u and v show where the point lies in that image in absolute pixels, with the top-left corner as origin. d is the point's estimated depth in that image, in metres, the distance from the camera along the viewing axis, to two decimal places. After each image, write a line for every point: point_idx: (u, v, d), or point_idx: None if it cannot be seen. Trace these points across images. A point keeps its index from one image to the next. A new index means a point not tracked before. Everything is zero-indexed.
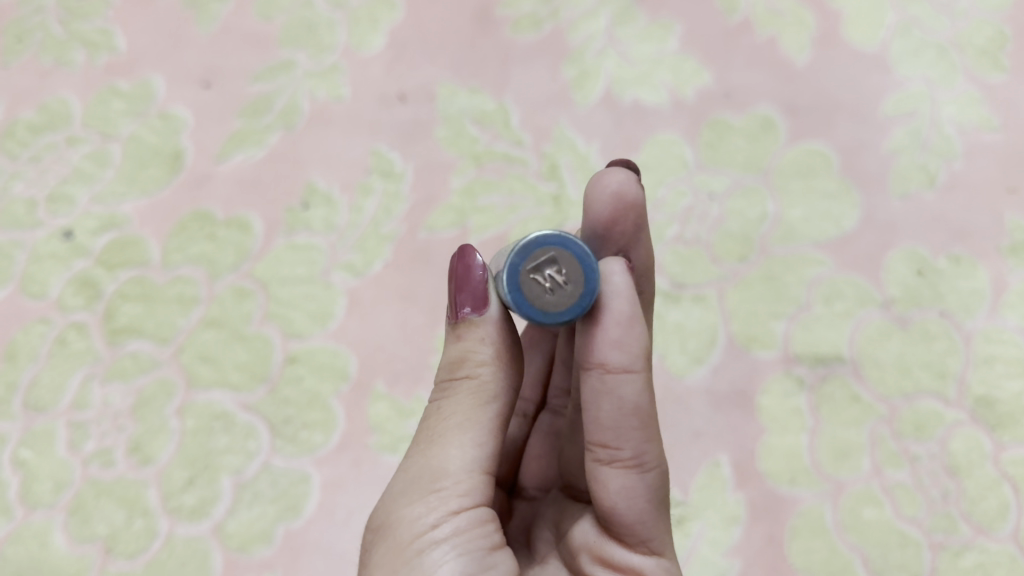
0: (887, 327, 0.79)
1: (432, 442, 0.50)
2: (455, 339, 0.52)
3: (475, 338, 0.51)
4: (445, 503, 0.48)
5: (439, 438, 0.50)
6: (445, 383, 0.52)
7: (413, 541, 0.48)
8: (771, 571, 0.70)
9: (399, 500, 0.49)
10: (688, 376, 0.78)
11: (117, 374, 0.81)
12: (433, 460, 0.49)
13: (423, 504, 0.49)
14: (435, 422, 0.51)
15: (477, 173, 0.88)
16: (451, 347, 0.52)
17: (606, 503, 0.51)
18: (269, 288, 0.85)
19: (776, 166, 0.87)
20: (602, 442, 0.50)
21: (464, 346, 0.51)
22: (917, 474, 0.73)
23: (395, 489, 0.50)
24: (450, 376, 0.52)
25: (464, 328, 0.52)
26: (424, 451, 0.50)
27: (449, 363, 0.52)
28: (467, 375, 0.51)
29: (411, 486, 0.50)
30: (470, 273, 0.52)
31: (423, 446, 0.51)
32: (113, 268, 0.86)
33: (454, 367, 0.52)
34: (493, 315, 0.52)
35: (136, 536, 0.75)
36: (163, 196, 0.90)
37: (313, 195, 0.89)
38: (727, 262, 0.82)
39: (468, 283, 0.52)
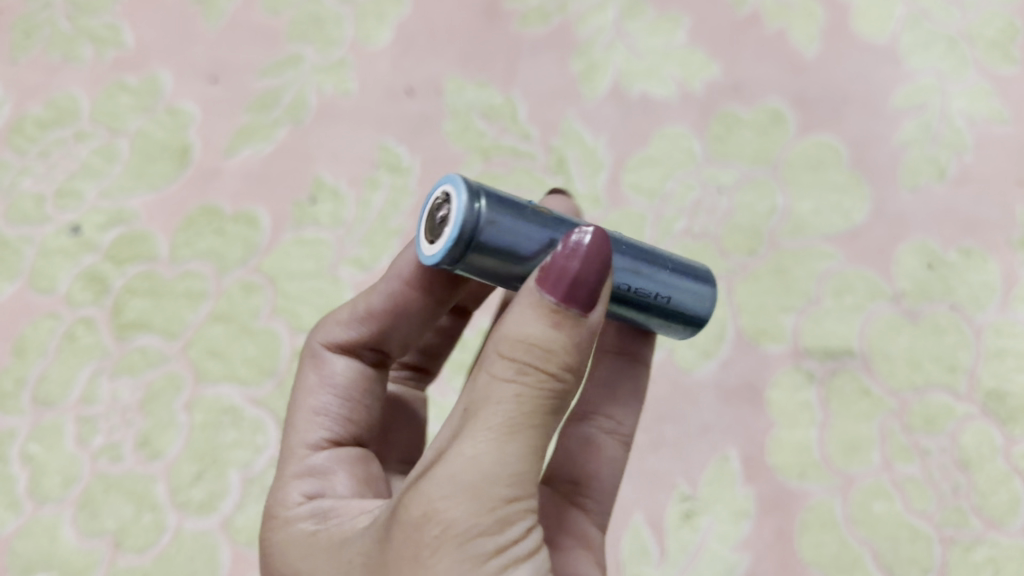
0: (897, 320, 0.79)
1: (504, 437, 0.40)
2: (546, 322, 0.41)
3: (569, 333, 0.41)
4: (517, 522, 0.40)
5: (512, 438, 0.40)
6: (519, 370, 0.40)
7: (486, 562, 0.39)
8: (781, 565, 0.70)
9: (457, 504, 0.39)
10: (697, 370, 0.77)
11: (126, 368, 0.82)
12: (508, 465, 0.40)
13: (494, 519, 0.39)
14: (506, 420, 0.40)
15: (484, 166, 0.88)
16: (529, 322, 0.41)
17: (595, 470, 0.56)
18: (277, 282, 0.85)
19: (785, 159, 0.86)
20: (608, 412, 0.59)
21: (559, 335, 0.41)
22: (928, 469, 0.73)
23: (452, 499, 0.39)
24: (531, 360, 0.40)
25: (564, 315, 0.41)
26: (491, 453, 0.39)
27: (522, 340, 0.40)
28: (553, 373, 0.40)
29: (476, 495, 0.39)
30: (585, 254, 0.42)
31: (491, 448, 0.40)
32: (122, 263, 0.86)
33: (538, 354, 0.40)
34: (595, 322, 0.42)
35: (145, 530, 0.75)
36: (171, 191, 0.90)
37: (320, 189, 0.89)
38: (736, 255, 0.82)
39: (589, 273, 0.42)
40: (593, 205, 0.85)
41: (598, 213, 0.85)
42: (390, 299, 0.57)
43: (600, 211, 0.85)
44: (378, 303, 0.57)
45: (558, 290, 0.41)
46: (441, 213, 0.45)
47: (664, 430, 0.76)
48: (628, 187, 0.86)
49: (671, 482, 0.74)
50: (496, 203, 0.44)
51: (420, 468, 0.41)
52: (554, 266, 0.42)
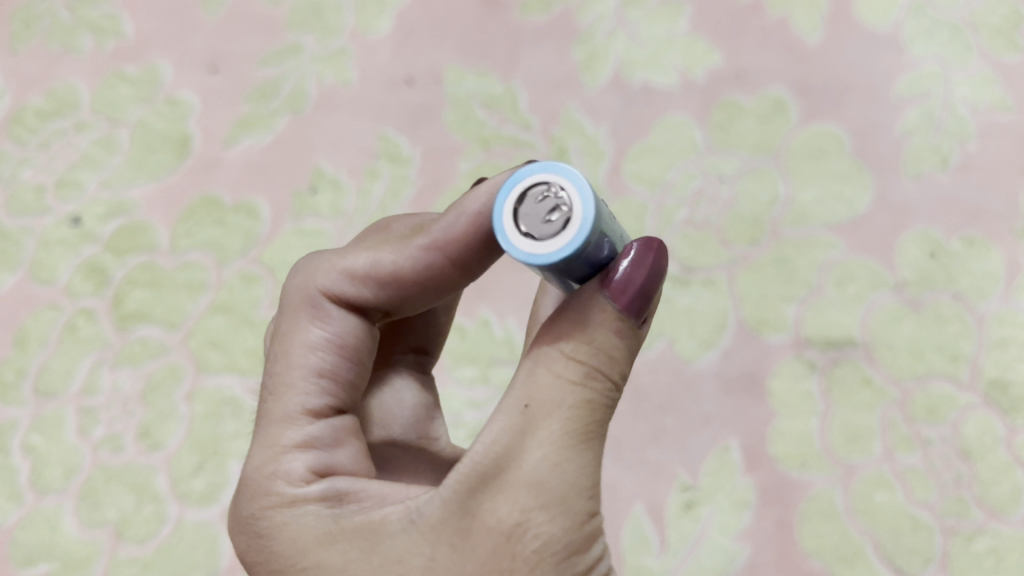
0: (899, 310, 0.78)
1: (581, 447, 0.42)
2: (611, 331, 0.43)
3: (626, 345, 0.44)
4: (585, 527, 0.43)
5: (586, 448, 0.42)
6: (587, 376, 0.42)
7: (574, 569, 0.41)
8: (781, 556, 0.70)
9: (546, 513, 0.41)
10: (698, 360, 0.77)
11: (127, 359, 0.82)
12: (588, 468, 0.42)
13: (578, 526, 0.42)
14: (579, 423, 0.42)
15: (485, 156, 0.88)
16: (596, 331, 0.43)
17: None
18: (277, 273, 0.84)
19: (788, 148, 0.86)
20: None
21: (619, 345, 0.43)
22: (929, 459, 0.73)
23: (543, 503, 0.41)
24: (601, 367, 0.43)
25: (626, 327, 0.43)
26: (573, 462, 0.41)
27: (593, 347, 0.43)
28: (611, 382, 0.43)
29: (562, 504, 0.41)
30: (649, 276, 0.43)
31: (571, 453, 0.41)
32: (122, 254, 0.86)
33: (604, 361, 0.43)
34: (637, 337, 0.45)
35: (146, 521, 0.75)
36: (171, 181, 0.90)
37: (320, 180, 0.88)
38: (737, 245, 0.82)
39: (653, 288, 0.44)
40: (593, 194, 0.85)
41: None
42: (423, 271, 0.53)
43: (601, 201, 0.85)
44: (411, 272, 0.53)
45: (622, 303, 0.43)
46: (548, 213, 0.41)
47: (664, 421, 0.76)
48: (629, 177, 0.86)
49: (672, 472, 0.74)
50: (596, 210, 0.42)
51: (478, 471, 0.42)
52: (627, 280, 0.43)
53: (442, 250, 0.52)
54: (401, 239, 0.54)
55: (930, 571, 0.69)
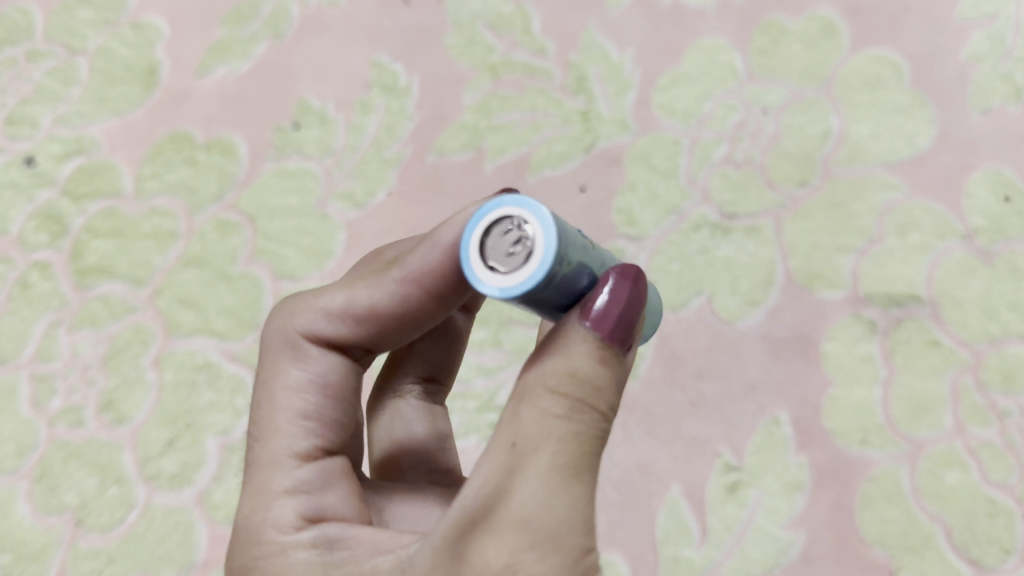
0: (970, 262, 0.68)
1: (572, 481, 0.34)
2: (593, 359, 0.35)
3: (617, 369, 0.36)
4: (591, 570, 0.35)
5: (579, 483, 0.34)
6: (571, 407, 0.35)
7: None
8: (839, 546, 0.61)
9: (540, 552, 0.33)
10: (741, 320, 0.68)
11: (87, 321, 0.71)
12: (584, 508, 0.34)
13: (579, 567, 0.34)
14: (568, 460, 0.34)
15: (493, 86, 0.76)
16: (575, 359, 0.35)
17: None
18: (257, 221, 0.74)
19: (839, 77, 0.75)
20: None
21: (604, 371, 0.36)
22: (1007, 433, 0.63)
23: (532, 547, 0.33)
24: (584, 398, 0.35)
25: (612, 352, 0.36)
26: (564, 500, 0.34)
27: (571, 376, 0.35)
28: (604, 412, 0.36)
29: (553, 544, 0.33)
30: (631, 307, 0.36)
31: (560, 493, 0.34)
32: (81, 199, 0.75)
33: (590, 391, 0.35)
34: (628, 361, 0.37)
35: (110, 507, 0.66)
36: (136, 116, 0.78)
37: (305, 113, 0.77)
38: (785, 187, 0.71)
39: (634, 313, 0.36)
40: (618, 129, 0.75)
41: (624, 139, 0.74)
42: (402, 305, 0.45)
43: (627, 137, 0.74)
44: (388, 307, 0.45)
45: (605, 334, 0.36)
46: (511, 245, 0.35)
47: (701, 391, 0.66)
48: (659, 110, 0.75)
49: (713, 450, 0.64)
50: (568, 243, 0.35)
51: (463, 513, 0.34)
52: (612, 313, 0.36)
53: (419, 283, 0.44)
54: (376, 270, 0.46)
55: (1011, 563, 0.60)
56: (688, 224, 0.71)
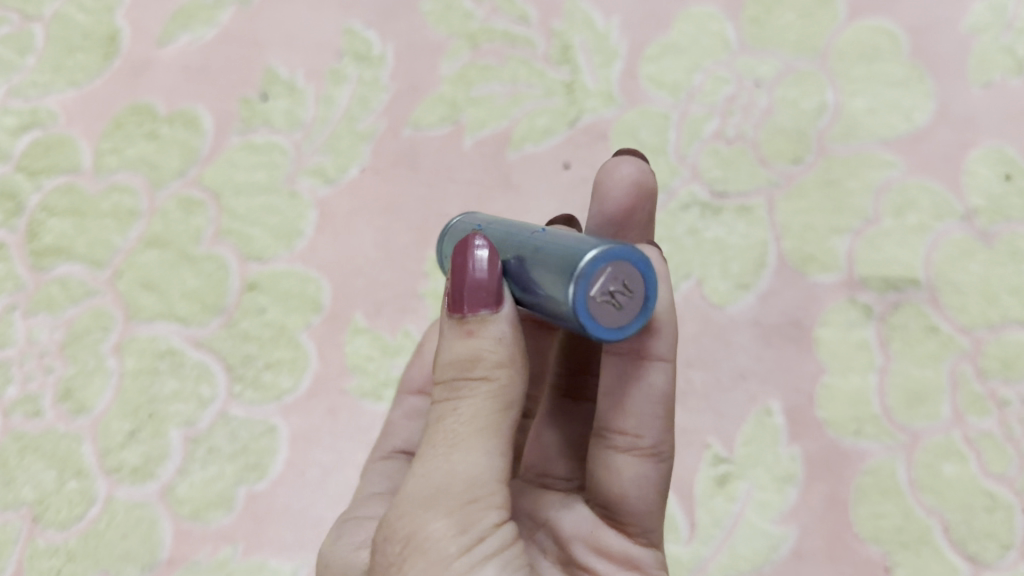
0: (969, 244, 0.65)
1: (452, 448, 0.37)
2: (462, 336, 0.38)
3: (492, 335, 0.37)
4: (483, 518, 0.37)
5: (460, 448, 0.37)
6: (451, 384, 0.38)
7: (455, 563, 0.36)
8: (832, 541, 0.59)
9: (422, 516, 0.36)
10: (731, 305, 0.65)
11: (43, 304, 0.67)
12: (465, 468, 0.37)
13: (460, 519, 0.36)
14: (450, 427, 0.37)
15: (472, 56, 0.73)
16: (452, 342, 0.38)
17: (620, 493, 0.44)
18: (222, 198, 0.70)
19: (835, 47, 0.72)
20: (622, 427, 0.43)
21: (478, 341, 0.37)
22: (1006, 423, 0.60)
23: (421, 505, 0.37)
24: (460, 376, 0.38)
25: (477, 322, 0.38)
26: (442, 467, 0.37)
27: (449, 361, 0.38)
28: (483, 378, 0.37)
29: (437, 505, 0.36)
30: (483, 267, 0.39)
31: (441, 455, 0.37)
32: (37, 175, 0.71)
33: (463, 366, 0.37)
34: (507, 316, 0.38)
35: (68, 502, 0.62)
36: (95, 87, 0.74)
37: (273, 84, 0.73)
38: (778, 164, 0.68)
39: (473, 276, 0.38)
40: (604, 102, 0.71)
41: (610, 112, 0.71)
42: None
43: (613, 111, 0.71)
44: None
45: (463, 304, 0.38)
46: None
47: (691, 379, 0.64)
48: (647, 82, 0.71)
49: (702, 441, 0.62)
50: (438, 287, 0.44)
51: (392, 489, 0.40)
52: (464, 278, 0.38)
53: None
54: None
55: (1009, 559, 0.57)
56: (677, 203, 0.68)
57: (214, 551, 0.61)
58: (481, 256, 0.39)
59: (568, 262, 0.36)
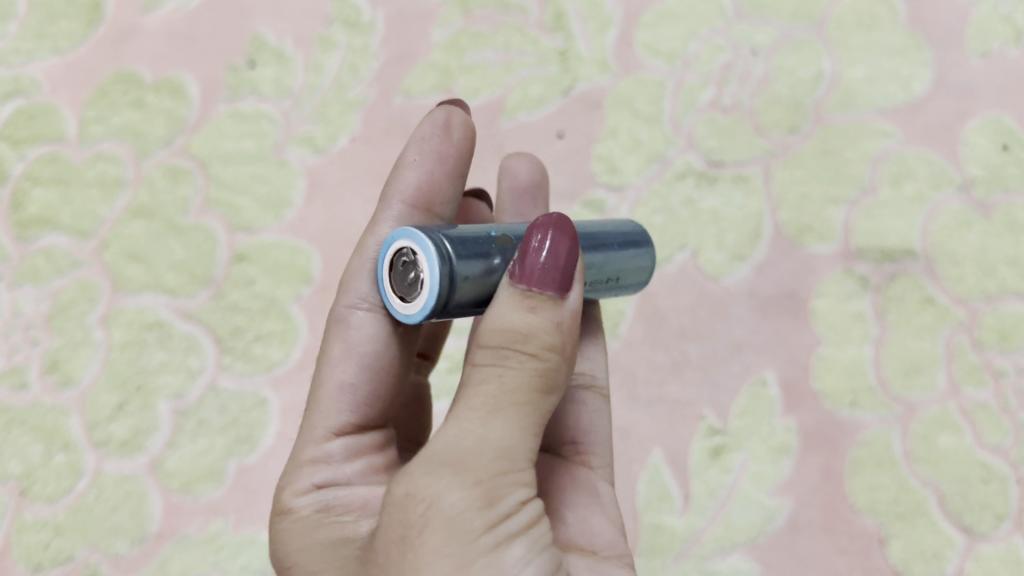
0: (966, 215, 0.65)
1: (489, 419, 0.34)
2: (520, 308, 0.35)
3: (551, 318, 0.35)
4: (509, 494, 0.34)
5: (500, 419, 0.34)
6: (496, 352, 0.35)
7: (482, 537, 0.33)
8: (828, 512, 0.58)
9: (452, 486, 0.33)
10: (727, 276, 0.64)
11: (28, 276, 0.66)
12: (502, 444, 0.34)
13: (489, 492, 0.34)
14: (487, 398, 0.35)
15: (464, 23, 0.71)
16: (505, 311, 0.35)
17: (587, 423, 0.50)
18: (209, 167, 0.69)
19: (832, 16, 0.70)
20: (579, 369, 0.51)
21: (538, 318, 0.35)
22: (1003, 394, 0.60)
23: (445, 467, 0.34)
24: (509, 346, 0.35)
25: (542, 301, 0.36)
26: (474, 434, 0.34)
27: (499, 328, 0.35)
28: (536, 356, 0.35)
29: (467, 476, 0.34)
30: (550, 250, 0.37)
31: (477, 424, 0.34)
32: (21, 144, 0.70)
33: (515, 338, 0.35)
34: (572, 306, 0.36)
35: (57, 475, 0.61)
36: (78, 53, 0.72)
37: (260, 51, 0.72)
38: (774, 133, 0.67)
39: (555, 267, 0.36)
40: (598, 70, 0.70)
41: (605, 81, 0.70)
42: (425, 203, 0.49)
43: (607, 79, 0.70)
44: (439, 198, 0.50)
45: (530, 279, 0.36)
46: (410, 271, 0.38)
47: (686, 351, 0.63)
48: (642, 50, 0.70)
49: (697, 412, 0.61)
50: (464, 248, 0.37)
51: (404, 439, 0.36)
52: (531, 254, 0.36)
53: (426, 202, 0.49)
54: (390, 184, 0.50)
55: (1004, 530, 0.57)
56: (672, 172, 0.67)
57: (205, 525, 0.60)
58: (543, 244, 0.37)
59: (638, 242, 0.44)
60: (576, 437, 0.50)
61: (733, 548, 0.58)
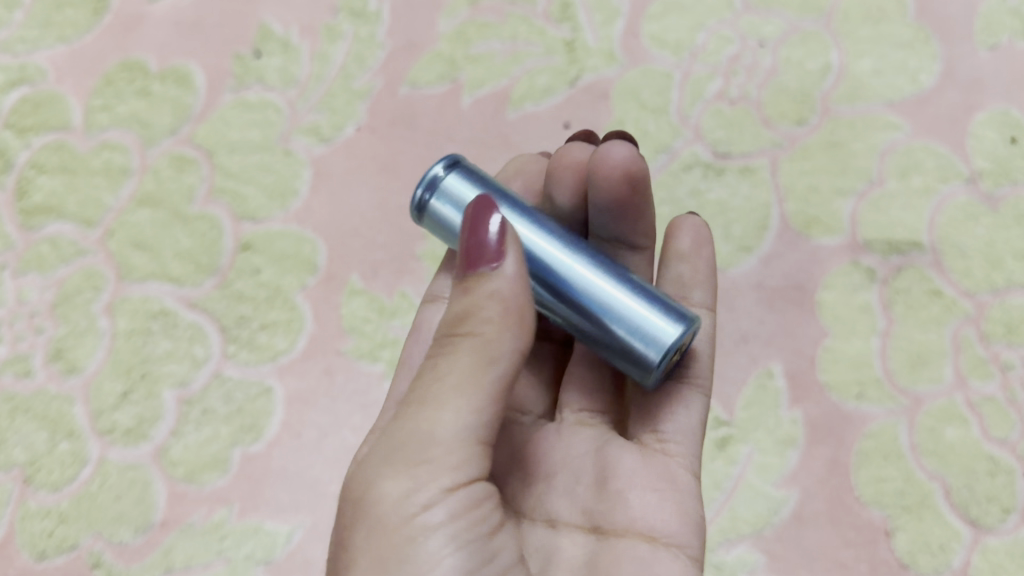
0: (974, 208, 0.64)
1: (422, 404, 0.37)
2: (460, 293, 0.38)
3: (486, 292, 0.38)
4: (431, 478, 0.36)
5: (431, 401, 0.37)
6: (443, 339, 0.38)
7: (400, 526, 0.36)
8: (834, 504, 0.58)
9: (381, 471, 0.37)
10: (734, 267, 0.64)
11: (32, 264, 0.66)
12: (430, 423, 0.37)
13: (409, 479, 0.36)
14: (428, 381, 0.38)
15: (471, 13, 0.71)
16: (453, 299, 0.39)
17: (669, 407, 0.48)
18: (215, 156, 0.68)
19: (840, 8, 0.70)
20: None
21: (469, 298, 0.38)
22: (1009, 387, 0.60)
23: (380, 452, 0.38)
24: (449, 332, 0.38)
25: (475, 279, 0.38)
26: (410, 422, 0.37)
27: (446, 319, 0.39)
28: (468, 338, 0.37)
29: (394, 462, 0.37)
30: (495, 234, 0.39)
31: (413, 406, 0.38)
32: (25, 132, 0.69)
33: (454, 322, 0.38)
34: (511, 275, 0.38)
35: (61, 463, 0.61)
36: (84, 42, 0.72)
37: (266, 40, 0.71)
38: (781, 125, 0.67)
39: (481, 241, 0.39)
40: (605, 61, 0.70)
41: (611, 72, 0.69)
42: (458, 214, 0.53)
43: (615, 70, 0.69)
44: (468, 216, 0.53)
45: (471, 263, 0.39)
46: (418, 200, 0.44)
47: None
48: (649, 41, 0.70)
49: None
50: (461, 184, 0.43)
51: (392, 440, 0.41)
52: (479, 240, 0.39)
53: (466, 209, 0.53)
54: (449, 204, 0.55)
55: (1010, 523, 0.57)
56: (679, 163, 0.67)
57: (209, 514, 0.60)
58: (492, 225, 0.39)
59: (645, 333, 0.40)
60: (655, 422, 0.47)
61: (739, 539, 0.58)
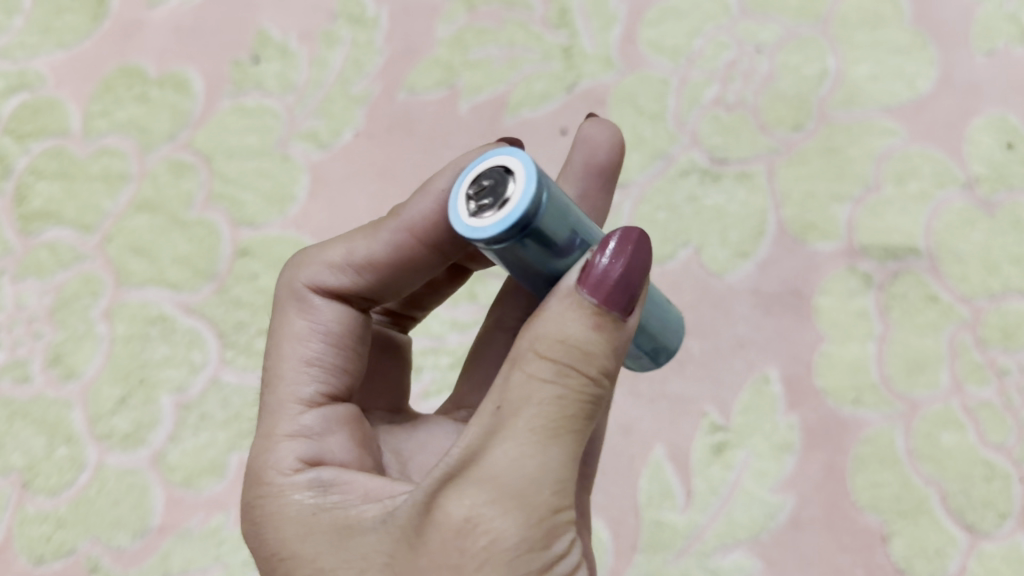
0: (970, 213, 0.65)
1: (548, 442, 0.31)
2: (585, 321, 0.32)
3: (614, 336, 0.33)
4: (562, 532, 0.32)
5: (556, 443, 0.32)
6: (557, 368, 0.32)
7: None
8: (831, 509, 0.58)
9: (502, 517, 0.31)
10: (730, 273, 0.64)
11: (31, 269, 0.66)
12: (556, 471, 0.31)
13: (542, 529, 0.31)
14: (542, 418, 0.31)
15: (468, 19, 0.71)
16: (565, 319, 0.32)
17: None
18: (213, 162, 0.69)
19: (838, 13, 0.70)
20: None
21: (598, 336, 0.32)
22: (1006, 393, 0.60)
23: (491, 494, 0.31)
24: (573, 362, 0.32)
25: (607, 317, 0.32)
26: (535, 464, 0.31)
27: (559, 340, 0.32)
28: (593, 377, 0.32)
29: (519, 510, 0.31)
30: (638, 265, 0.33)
31: (534, 442, 0.31)
32: (24, 138, 0.70)
33: (578, 353, 0.32)
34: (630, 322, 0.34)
35: (59, 467, 0.61)
36: (83, 48, 0.72)
37: (265, 46, 0.72)
38: (778, 130, 0.67)
39: (625, 278, 0.32)
40: (602, 67, 0.70)
41: (608, 77, 0.70)
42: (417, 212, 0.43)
43: (612, 76, 0.70)
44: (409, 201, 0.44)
45: (606, 301, 0.32)
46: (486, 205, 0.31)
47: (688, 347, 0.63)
48: (647, 47, 0.70)
49: (699, 409, 0.61)
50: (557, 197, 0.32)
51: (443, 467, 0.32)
52: (614, 275, 0.32)
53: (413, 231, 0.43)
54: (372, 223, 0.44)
55: (1008, 528, 0.57)
56: (675, 169, 0.67)
57: (206, 519, 0.60)
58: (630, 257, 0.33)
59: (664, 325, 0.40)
60: None
61: (735, 545, 0.58)
